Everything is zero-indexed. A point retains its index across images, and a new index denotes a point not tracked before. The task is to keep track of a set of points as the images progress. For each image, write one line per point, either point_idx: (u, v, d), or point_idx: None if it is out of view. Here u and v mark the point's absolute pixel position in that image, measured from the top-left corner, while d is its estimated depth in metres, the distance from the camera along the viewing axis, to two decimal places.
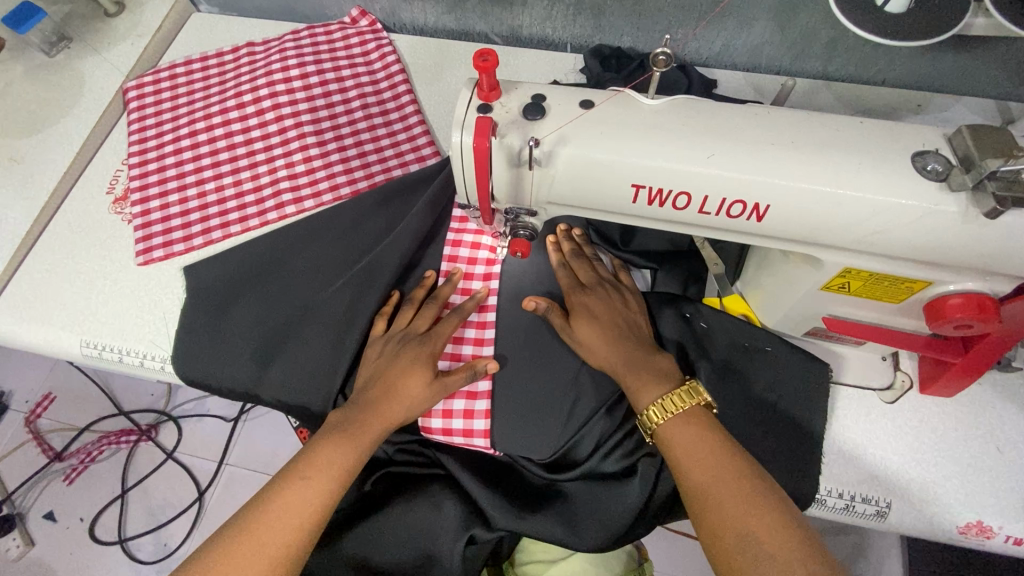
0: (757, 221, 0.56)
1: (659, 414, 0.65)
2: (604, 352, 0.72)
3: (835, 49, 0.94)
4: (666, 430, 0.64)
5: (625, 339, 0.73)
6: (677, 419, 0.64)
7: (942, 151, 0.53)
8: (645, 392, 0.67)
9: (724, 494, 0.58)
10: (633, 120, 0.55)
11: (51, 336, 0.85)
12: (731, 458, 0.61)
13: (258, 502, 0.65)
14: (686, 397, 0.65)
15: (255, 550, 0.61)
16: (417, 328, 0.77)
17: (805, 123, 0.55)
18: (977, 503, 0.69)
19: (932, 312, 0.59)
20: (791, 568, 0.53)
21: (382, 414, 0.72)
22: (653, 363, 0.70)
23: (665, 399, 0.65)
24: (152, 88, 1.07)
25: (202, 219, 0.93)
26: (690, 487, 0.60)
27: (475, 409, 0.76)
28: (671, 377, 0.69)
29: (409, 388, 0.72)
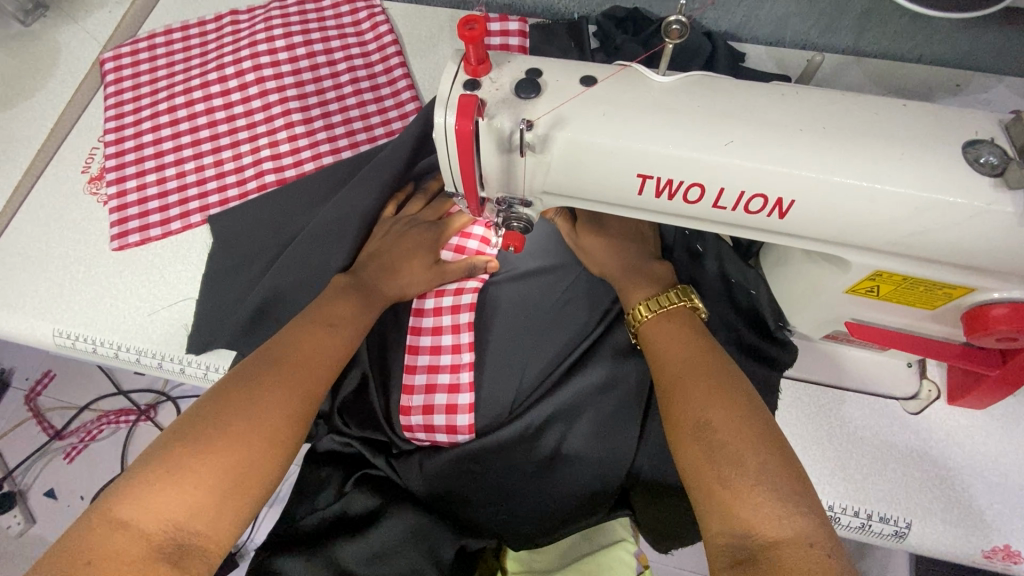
0: (780, 218, 0.49)
1: (647, 311, 0.64)
2: (604, 253, 0.70)
3: (868, 22, 0.85)
4: (649, 327, 0.63)
5: (627, 245, 0.70)
6: (664, 316, 0.63)
7: (998, 141, 0.46)
8: (635, 292, 0.67)
9: (691, 385, 0.56)
10: (640, 100, 0.49)
11: (22, 324, 0.81)
12: (709, 354, 0.58)
13: (262, 371, 0.59)
14: (675, 298, 0.63)
15: (261, 415, 0.56)
16: (428, 215, 0.78)
17: (839, 106, 0.48)
18: (1006, 526, 0.64)
19: (973, 322, 0.53)
20: (744, 457, 0.49)
21: (388, 286, 0.73)
22: (649, 270, 0.68)
23: (656, 298, 0.64)
24: (130, 60, 1.00)
25: (179, 202, 0.87)
26: (663, 379, 0.58)
27: (462, 304, 0.77)
28: (665, 282, 0.67)
29: (412, 268, 0.73)
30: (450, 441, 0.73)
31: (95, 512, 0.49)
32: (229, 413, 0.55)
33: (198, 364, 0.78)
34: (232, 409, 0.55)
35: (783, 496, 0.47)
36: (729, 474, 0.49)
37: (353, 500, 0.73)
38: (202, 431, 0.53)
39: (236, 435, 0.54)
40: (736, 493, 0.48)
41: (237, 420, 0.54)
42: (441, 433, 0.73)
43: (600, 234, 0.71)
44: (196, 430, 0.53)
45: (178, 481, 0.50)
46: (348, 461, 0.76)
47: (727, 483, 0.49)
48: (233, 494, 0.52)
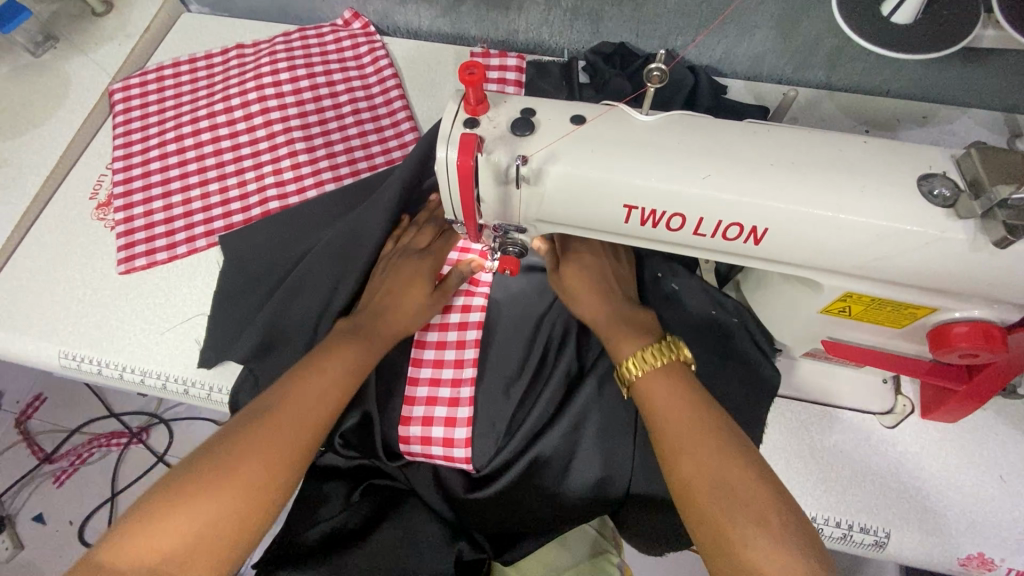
0: (755, 245, 0.53)
1: (639, 366, 0.62)
2: (590, 300, 0.70)
3: (839, 58, 0.91)
4: (642, 383, 0.63)
5: (611, 293, 0.71)
6: (656, 372, 0.62)
7: (950, 175, 0.50)
8: (624, 345, 0.66)
9: (699, 452, 0.56)
10: (625, 138, 0.53)
11: (28, 347, 0.83)
12: (705, 408, 0.59)
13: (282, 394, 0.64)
14: (662, 351, 0.63)
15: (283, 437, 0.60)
16: (418, 242, 0.79)
17: (807, 143, 0.52)
18: (978, 535, 0.67)
19: (937, 340, 0.57)
20: (767, 519, 0.52)
21: (394, 318, 0.75)
22: (636, 320, 0.68)
23: (643, 352, 0.63)
24: (138, 90, 1.04)
25: (186, 227, 0.90)
26: (665, 451, 0.58)
27: (470, 319, 0.80)
28: (650, 333, 0.67)
29: (411, 296, 0.75)
30: (446, 456, 0.74)
31: (104, 543, 0.52)
32: (253, 433, 0.59)
33: (201, 385, 0.80)
34: (254, 429, 0.60)
35: (804, 550, 0.51)
36: (752, 538, 0.51)
37: (358, 513, 0.76)
38: (227, 447, 0.58)
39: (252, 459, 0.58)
40: (761, 554, 0.51)
41: (258, 440, 0.59)
42: (438, 446, 0.74)
43: (586, 279, 0.70)
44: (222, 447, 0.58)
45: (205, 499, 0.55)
46: (350, 475, 0.78)
47: (756, 544, 0.51)
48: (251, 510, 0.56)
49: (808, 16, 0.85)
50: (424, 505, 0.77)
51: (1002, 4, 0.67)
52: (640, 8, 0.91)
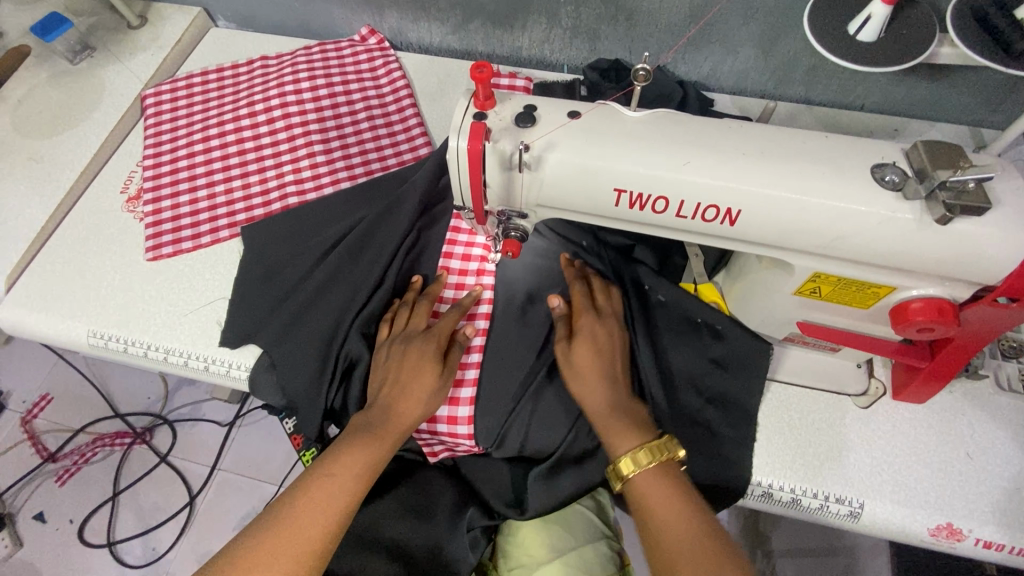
0: (730, 225, 0.60)
1: (632, 465, 0.65)
2: (593, 387, 0.72)
3: (816, 75, 1.00)
4: (635, 484, 0.65)
5: (615, 372, 0.73)
6: (650, 473, 0.64)
7: (900, 164, 0.57)
8: (623, 440, 0.67)
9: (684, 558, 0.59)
10: (615, 131, 0.60)
11: (59, 326, 0.89)
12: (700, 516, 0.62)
13: (346, 440, 0.72)
14: (657, 451, 0.65)
15: (309, 522, 0.65)
16: (416, 325, 0.79)
17: (775, 137, 0.59)
18: (948, 507, 0.72)
19: (897, 316, 0.62)
20: None
21: (399, 414, 0.73)
22: (634, 412, 0.70)
23: (639, 450, 0.65)
24: (169, 95, 1.12)
25: (210, 219, 0.97)
26: (652, 519, 0.62)
27: (478, 311, 0.84)
28: (648, 428, 0.69)
29: (420, 383, 0.74)
30: (450, 433, 0.80)
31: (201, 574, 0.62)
32: (278, 529, 0.64)
33: (222, 362, 0.86)
34: (277, 538, 0.64)
35: None
36: None
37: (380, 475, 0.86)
38: (246, 555, 0.63)
39: (306, 502, 0.66)
40: None
41: (277, 550, 0.63)
42: (442, 424, 0.80)
43: (595, 365, 0.72)
44: (241, 558, 0.63)
45: (244, 564, 0.62)
46: None
47: None
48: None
49: (785, 35, 0.94)
50: (439, 474, 0.85)
51: (954, 24, 0.75)
52: (633, 27, 1.00)
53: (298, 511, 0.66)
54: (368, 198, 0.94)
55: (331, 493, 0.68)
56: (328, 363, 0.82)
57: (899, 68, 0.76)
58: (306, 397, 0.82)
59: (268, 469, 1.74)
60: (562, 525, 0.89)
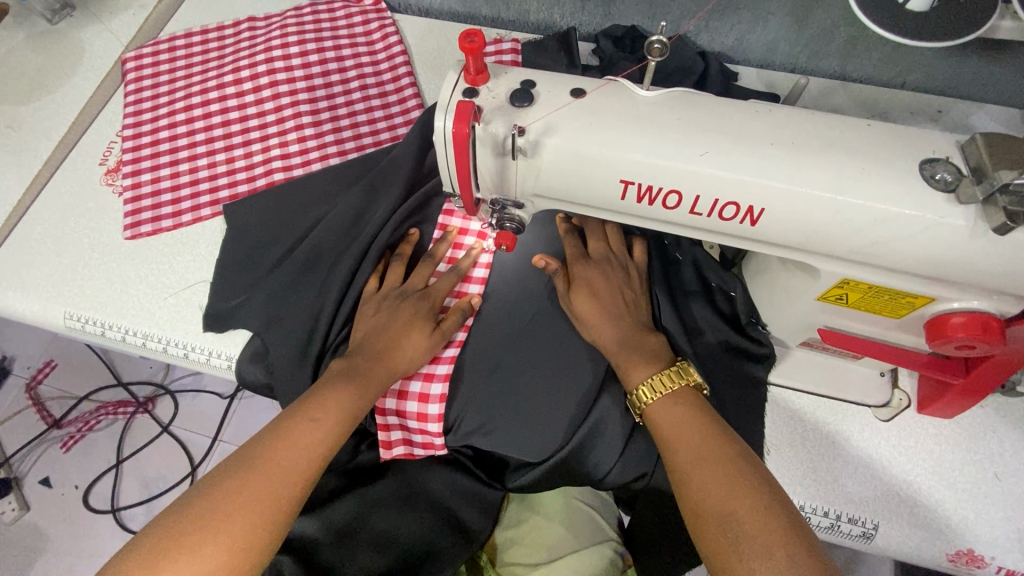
0: (750, 225, 0.53)
1: (648, 394, 0.65)
2: (599, 324, 0.71)
3: (854, 49, 0.90)
4: (653, 412, 0.65)
5: (622, 309, 0.72)
6: (667, 399, 0.64)
7: (953, 160, 0.49)
8: (635, 371, 0.67)
9: (712, 478, 0.57)
10: (624, 113, 0.53)
11: (35, 306, 0.85)
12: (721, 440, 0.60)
13: (323, 386, 0.68)
14: (674, 377, 0.65)
15: (284, 461, 0.61)
16: (412, 284, 0.76)
17: (808, 124, 0.52)
18: (970, 531, 0.66)
19: (934, 330, 0.56)
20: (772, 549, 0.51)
21: (384, 365, 0.70)
22: (645, 343, 0.70)
23: (655, 378, 0.65)
24: (150, 59, 1.05)
25: (191, 196, 0.91)
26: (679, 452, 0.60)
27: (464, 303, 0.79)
28: (662, 357, 0.68)
29: (409, 342, 0.72)
30: (420, 427, 0.76)
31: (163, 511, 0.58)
32: (246, 473, 0.59)
33: (202, 350, 0.81)
34: (248, 482, 0.59)
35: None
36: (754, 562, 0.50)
37: (367, 461, 0.80)
38: (207, 503, 0.57)
39: (280, 447, 0.62)
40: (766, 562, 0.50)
41: (245, 493, 0.58)
42: (412, 421, 0.76)
43: (597, 304, 0.71)
44: (203, 504, 0.57)
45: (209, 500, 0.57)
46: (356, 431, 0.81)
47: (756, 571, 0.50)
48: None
49: (822, 2, 0.84)
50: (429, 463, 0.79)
51: None
52: None
53: (269, 457, 0.61)
54: (358, 175, 0.87)
55: (308, 435, 0.64)
56: (311, 357, 0.77)
57: (957, 43, 0.67)
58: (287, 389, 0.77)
59: None
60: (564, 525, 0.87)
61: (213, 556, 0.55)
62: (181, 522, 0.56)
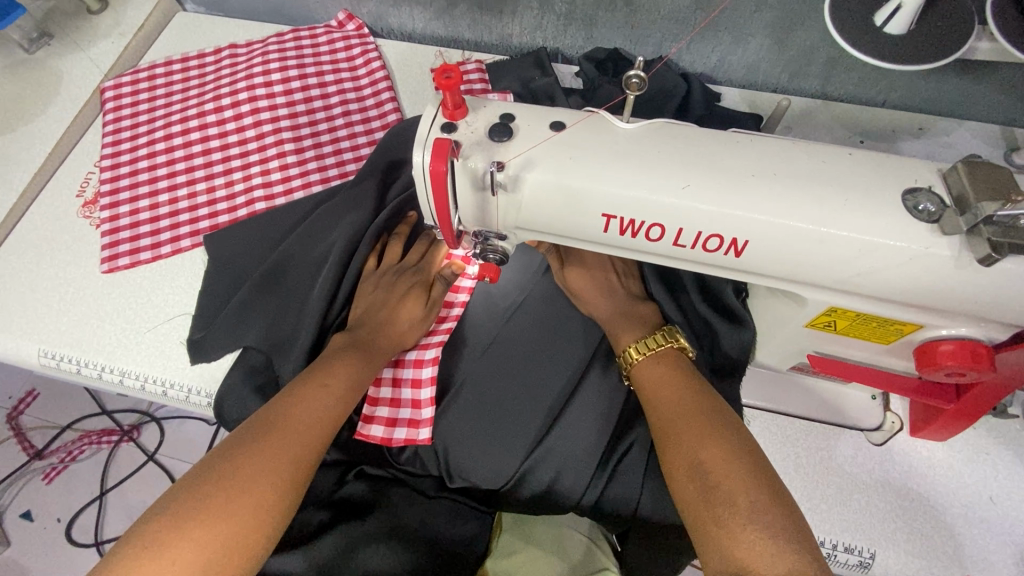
0: (735, 256, 0.52)
1: (636, 354, 0.66)
2: (593, 296, 0.74)
3: (835, 69, 0.90)
4: (639, 370, 0.66)
5: (613, 288, 0.74)
6: (654, 360, 0.65)
7: (936, 189, 0.49)
8: (624, 334, 0.70)
9: (687, 431, 0.58)
10: (605, 146, 0.52)
11: (8, 344, 0.83)
12: (698, 396, 0.61)
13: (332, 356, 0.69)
14: (662, 339, 0.66)
15: (302, 423, 0.62)
16: (410, 261, 0.80)
17: (790, 154, 0.51)
18: (968, 558, 0.65)
19: (923, 358, 0.55)
20: (742, 496, 0.51)
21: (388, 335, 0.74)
22: (636, 312, 0.71)
23: (643, 341, 0.67)
24: (130, 88, 1.03)
25: (171, 226, 0.90)
26: (659, 409, 0.61)
27: (448, 313, 0.81)
28: (650, 323, 0.70)
29: (408, 312, 0.76)
30: (412, 419, 0.75)
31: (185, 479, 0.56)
32: (261, 441, 0.59)
33: (181, 386, 0.79)
34: (267, 444, 0.58)
35: (782, 532, 0.49)
36: (723, 510, 0.51)
37: (355, 492, 0.78)
38: (227, 471, 0.55)
39: (294, 417, 0.62)
40: (734, 509, 0.51)
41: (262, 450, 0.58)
42: (406, 408, 0.76)
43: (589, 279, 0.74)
44: (221, 472, 0.55)
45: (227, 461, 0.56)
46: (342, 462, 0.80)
47: (725, 518, 0.50)
48: (232, 546, 0.52)
49: (801, 25, 0.84)
50: (419, 494, 0.79)
51: (999, 16, 0.66)
52: (634, 13, 0.90)
53: (284, 425, 0.61)
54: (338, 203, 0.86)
55: (321, 399, 0.64)
56: None
57: (936, 65, 0.67)
58: None
59: None
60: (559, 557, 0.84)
61: (239, 520, 0.53)
62: (199, 487, 0.54)
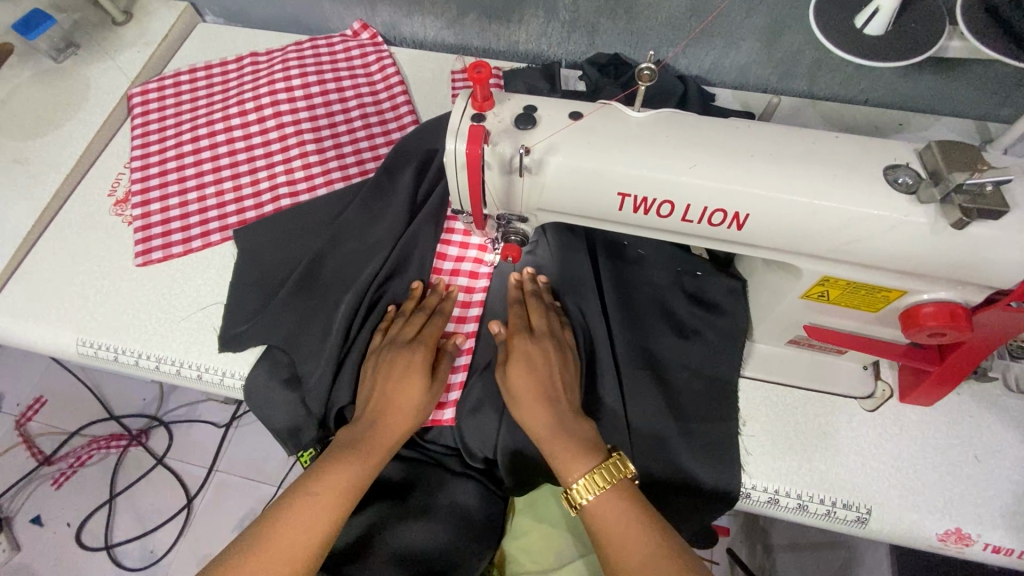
0: (738, 230, 0.58)
1: (587, 489, 0.65)
2: (532, 410, 0.70)
3: (820, 69, 0.98)
4: (589, 506, 0.65)
5: (546, 399, 0.70)
6: (602, 496, 0.64)
7: (913, 165, 0.55)
8: (573, 466, 0.66)
9: (619, 538, 0.63)
10: (619, 132, 0.58)
11: (48, 334, 0.87)
12: (631, 504, 0.64)
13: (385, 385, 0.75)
14: (609, 473, 0.65)
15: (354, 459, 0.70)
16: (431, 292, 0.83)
17: (783, 137, 0.57)
18: (956, 512, 0.70)
19: (908, 320, 0.61)
20: None
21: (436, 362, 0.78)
22: (580, 433, 0.69)
23: (593, 475, 0.65)
24: (156, 94, 1.09)
25: (200, 222, 0.94)
26: (593, 516, 0.65)
27: (472, 300, 0.86)
28: (596, 450, 0.68)
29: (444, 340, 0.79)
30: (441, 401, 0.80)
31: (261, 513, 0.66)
32: (321, 472, 0.68)
33: (215, 370, 0.84)
34: (322, 479, 0.68)
35: None
36: None
37: (392, 472, 0.81)
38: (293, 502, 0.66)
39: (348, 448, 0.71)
40: None
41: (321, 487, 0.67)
42: None
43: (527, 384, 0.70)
44: (284, 509, 0.65)
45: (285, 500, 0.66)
46: None
47: None
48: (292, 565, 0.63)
49: (788, 28, 0.92)
50: (455, 476, 0.81)
51: (966, 17, 0.73)
52: (634, 20, 0.97)
53: (340, 456, 0.70)
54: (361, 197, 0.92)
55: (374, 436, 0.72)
56: (328, 379, 0.79)
57: (912, 61, 0.73)
58: (304, 401, 0.80)
59: (265, 470, 1.71)
60: (571, 530, 0.88)
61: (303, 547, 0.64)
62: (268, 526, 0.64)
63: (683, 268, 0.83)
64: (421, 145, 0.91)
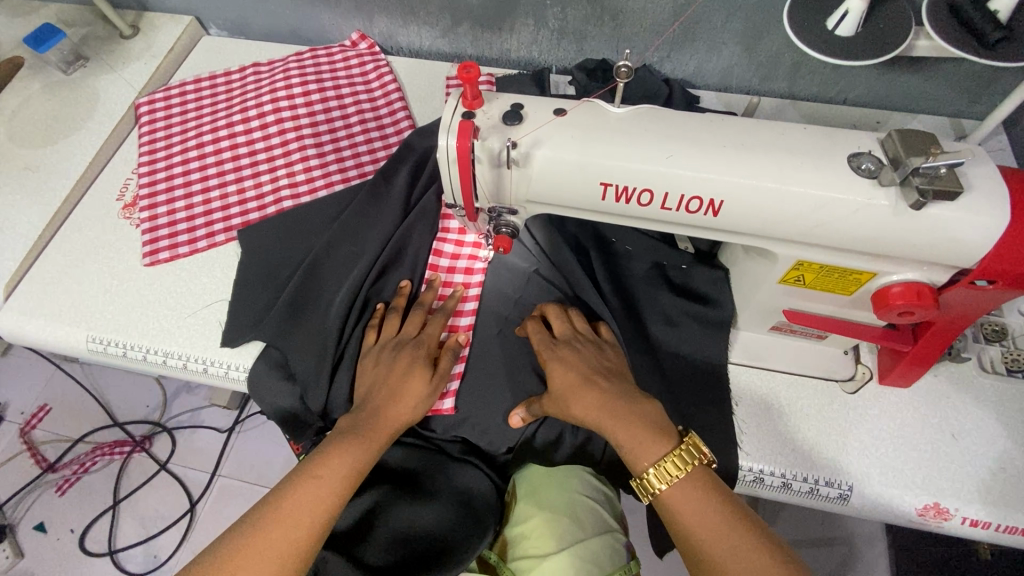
0: (714, 216, 0.62)
1: (659, 479, 0.65)
2: (586, 404, 0.72)
3: (800, 71, 1.02)
4: (664, 495, 0.66)
5: (603, 392, 0.72)
6: (676, 483, 0.65)
7: (875, 153, 0.59)
8: (642, 452, 0.67)
9: (699, 523, 0.63)
10: (600, 126, 0.62)
11: (58, 332, 0.90)
12: (709, 488, 0.65)
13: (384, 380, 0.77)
14: (684, 459, 0.66)
15: (352, 448, 0.72)
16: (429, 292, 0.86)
17: (754, 129, 0.61)
18: (935, 487, 0.73)
19: (878, 301, 0.64)
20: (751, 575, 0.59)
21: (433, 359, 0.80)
22: (642, 413, 0.70)
23: (664, 463, 0.66)
24: (163, 104, 1.13)
25: (206, 223, 0.98)
26: (670, 504, 0.65)
27: (468, 294, 0.89)
28: (666, 430, 0.68)
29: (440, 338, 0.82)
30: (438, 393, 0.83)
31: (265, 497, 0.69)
32: (318, 466, 0.70)
33: (220, 364, 0.87)
34: (322, 467, 0.70)
35: None
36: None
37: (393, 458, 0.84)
38: (290, 497, 0.68)
39: (342, 446, 0.72)
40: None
41: (322, 474, 0.70)
42: None
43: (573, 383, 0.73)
44: (287, 493, 0.68)
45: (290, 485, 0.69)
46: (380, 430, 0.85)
47: None
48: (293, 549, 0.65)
49: (767, 32, 0.96)
50: (454, 461, 0.84)
51: (932, 16, 0.77)
52: (619, 27, 1.02)
53: (335, 451, 0.72)
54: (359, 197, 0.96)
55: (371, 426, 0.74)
56: (328, 370, 0.82)
57: (882, 60, 0.78)
58: (305, 393, 0.83)
59: (268, 474, 1.73)
60: (570, 517, 0.87)
61: (300, 539, 0.65)
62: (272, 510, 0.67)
63: (668, 262, 0.87)
64: (416, 146, 0.95)
